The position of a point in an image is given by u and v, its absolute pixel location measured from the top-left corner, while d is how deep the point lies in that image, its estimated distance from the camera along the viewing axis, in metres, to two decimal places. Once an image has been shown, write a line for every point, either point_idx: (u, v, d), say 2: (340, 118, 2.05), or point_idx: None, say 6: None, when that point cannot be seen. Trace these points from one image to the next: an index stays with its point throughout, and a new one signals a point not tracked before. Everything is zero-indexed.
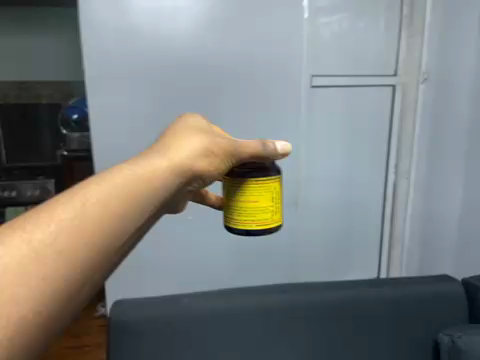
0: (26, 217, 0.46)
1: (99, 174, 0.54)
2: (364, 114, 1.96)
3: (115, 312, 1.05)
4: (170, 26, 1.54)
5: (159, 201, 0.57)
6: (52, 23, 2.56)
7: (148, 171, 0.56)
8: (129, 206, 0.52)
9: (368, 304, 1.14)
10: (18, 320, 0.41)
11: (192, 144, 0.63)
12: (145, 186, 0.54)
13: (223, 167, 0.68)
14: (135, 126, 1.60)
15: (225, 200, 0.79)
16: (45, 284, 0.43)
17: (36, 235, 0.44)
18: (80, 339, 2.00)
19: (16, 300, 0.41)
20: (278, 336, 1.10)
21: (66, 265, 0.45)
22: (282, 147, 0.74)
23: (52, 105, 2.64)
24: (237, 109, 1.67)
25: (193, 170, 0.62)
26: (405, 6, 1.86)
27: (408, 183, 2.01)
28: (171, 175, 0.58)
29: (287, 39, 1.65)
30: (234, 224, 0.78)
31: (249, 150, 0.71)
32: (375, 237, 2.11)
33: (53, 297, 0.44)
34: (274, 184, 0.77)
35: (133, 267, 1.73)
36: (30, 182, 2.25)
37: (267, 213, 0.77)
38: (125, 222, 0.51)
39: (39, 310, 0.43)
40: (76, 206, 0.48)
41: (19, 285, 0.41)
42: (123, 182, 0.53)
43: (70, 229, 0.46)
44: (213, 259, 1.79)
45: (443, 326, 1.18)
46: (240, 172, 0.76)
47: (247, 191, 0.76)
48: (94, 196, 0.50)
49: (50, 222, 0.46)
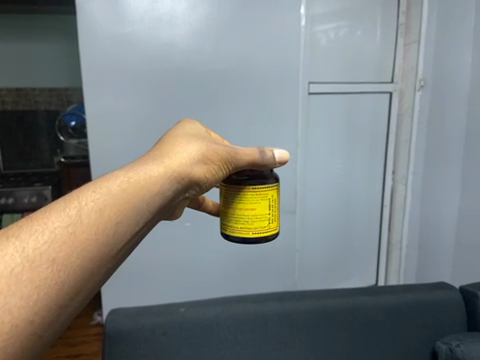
0: (20, 225, 0.46)
1: (95, 181, 0.54)
2: (362, 121, 1.98)
3: (110, 321, 1.04)
4: (167, 33, 1.55)
5: (154, 207, 0.56)
6: (51, 31, 2.57)
7: (144, 178, 0.56)
8: (124, 213, 0.52)
9: (365, 313, 1.14)
10: (10, 329, 0.40)
11: (189, 151, 0.63)
12: (141, 192, 0.54)
13: (220, 174, 0.68)
14: (132, 133, 1.60)
15: (223, 207, 0.79)
16: (38, 292, 0.42)
17: (30, 244, 0.44)
18: (76, 348, 1.98)
19: (8, 308, 0.40)
20: (275, 345, 1.09)
21: (60, 273, 0.44)
22: (279, 155, 0.74)
23: (50, 111, 2.64)
24: (234, 115, 1.68)
25: (190, 176, 0.62)
26: (401, 15, 1.91)
27: (405, 188, 1.97)
28: (167, 182, 0.58)
29: (283, 46, 1.66)
30: (230, 231, 0.78)
31: (247, 158, 0.71)
32: (374, 243, 2.16)
33: (46, 305, 0.43)
34: (271, 192, 0.77)
35: (130, 275, 1.72)
36: (27, 189, 2.24)
37: (264, 221, 0.77)
38: (121, 229, 0.51)
39: (31, 319, 0.42)
40: (70, 213, 0.48)
41: (11, 293, 0.41)
42: (118, 190, 0.53)
43: (65, 236, 0.46)
44: (210, 266, 1.78)
45: (442, 335, 1.17)
46: (237, 179, 0.75)
47: (244, 199, 0.75)
48: (89, 203, 0.50)
49: (44, 230, 0.45)
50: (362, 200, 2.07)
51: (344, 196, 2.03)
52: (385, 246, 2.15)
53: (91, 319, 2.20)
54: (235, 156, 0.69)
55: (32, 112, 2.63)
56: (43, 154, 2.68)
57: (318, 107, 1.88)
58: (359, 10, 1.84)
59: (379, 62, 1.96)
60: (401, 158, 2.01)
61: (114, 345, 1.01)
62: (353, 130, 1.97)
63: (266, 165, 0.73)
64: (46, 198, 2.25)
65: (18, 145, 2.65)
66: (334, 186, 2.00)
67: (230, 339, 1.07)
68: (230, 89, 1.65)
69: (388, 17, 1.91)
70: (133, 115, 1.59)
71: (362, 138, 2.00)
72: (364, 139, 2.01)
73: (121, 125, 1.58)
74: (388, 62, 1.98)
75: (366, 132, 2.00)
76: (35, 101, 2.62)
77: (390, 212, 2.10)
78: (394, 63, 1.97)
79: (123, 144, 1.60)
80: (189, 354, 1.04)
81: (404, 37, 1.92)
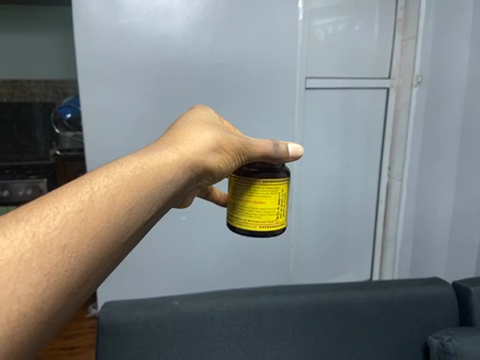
0: (31, 208, 0.46)
1: (108, 166, 0.54)
2: (358, 117, 1.98)
3: (103, 314, 1.04)
4: (164, 26, 1.53)
5: (167, 195, 0.56)
6: (46, 22, 2.53)
7: (158, 165, 0.56)
8: (137, 199, 0.52)
9: (358, 307, 1.15)
10: (19, 316, 0.40)
11: (204, 138, 0.63)
12: (154, 180, 0.54)
13: (233, 164, 0.68)
14: (126, 125, 1.59)
15: (231, 198, 0.79)
16: (47, 279, 0.42)
17: (40, 228, 0.44)
18: (71, 341, 1.98)
19: (17, 295, 0.40)
20: (269, 337, 1.09)
21: (70, 259, 0.44)
22: (293, 149, 0.74)
23: (46, 104, 2.63)
24: (230, 110, 1.67)
25: (204, 164, 0.62)
26: (399, 10, 1.91)
27: (401, 185, 1.98)
28: (181, 169, 0.58)
29: (279, 42, 1.65)
30: (237, 224, 0.78)
31: (260, 150, 0.71)
32: (368, 238, 2.18)
33: (54, 293, 0.43)
34: (281, 186, 0.76)
35: (125, 268, 1.72)
36: (22, 181, 2.22)
37: (272, 215, 0.76)
38: (132, 217, 0.51)
39: (40, 307, 0.42)
40: (82, 198, 0.48)
41: (20, 280, 0.41)
42: (132, 175, 0.53)
43: (76, 222, 0.46)
44: (205, 260, 1.79)
45: (433, 329, 1.18)
46: (247, 170, 0.75)
47: (254, 192, 0.75)
48: (102, 188, 0.50)
49: (55, 215, 0.45)
50: (357, 196, 2.08)
51: (340, 192, 2.04)
52: (380, 240, 2.16)
53: (86, 312, 2.20)
54: (248, 146, 0.69)
55: (28, 104, 2.62)
56: (38, 146, 2.68)
57: (315, 102, 1.88)
58: (357, 4, 1.83)
59: (377, 59, 1.95)
60: (397, 154, 2.02)
61: (108, 338, 1.02)
62: (349, 127, 1.97)
63: (279, 159, 0.73)
64: (41, 190, 2.23)
65: (14, 138, 2.64)
66: (330, 182, 2.00)
67: (224, 332, 1.07)
68: (229, 83, 1.64)
69: (386, 13, 1.91)
70: (129, 107, 1.58)
71: (359, 134, 2.00)
72: (360, 134, 2.00)
73: (117, 118, 1.57)
74: (385, 58, 1.97)
75: (362, 127, 2.00)
76: (30, 94, 2.61)
77: (385, 207, 2.12)
78: (392, 59, 1.97)
79: (120, 139, 1.59)
80: (183, 347, 1.04)
81: (402, 33, 1.92)
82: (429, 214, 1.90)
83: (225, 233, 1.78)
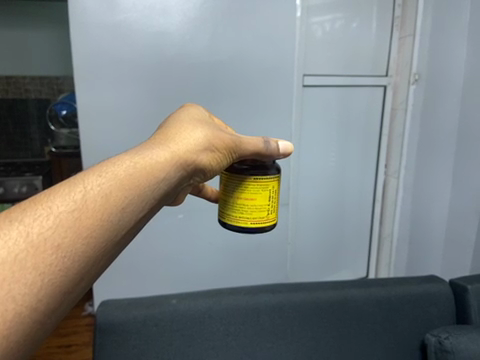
0: (24, 208, 0.45)
1: (100, 165, 0.53)
2: (355, 115, 1.98)
3: (100, 313, 1.03)
4: (161, 23, 1.52)
5: (159, 194, 0.56)
6: (43, 17, 2.51)
7: (149, 164, 0.55)
8: (129, 197, 0.51)
9: (356, 305, 1.15)
10: (14, 316, 0.40)
11: (195, 137, 0.63)
12: (147, 178, 0.54)
13: (224, 162, 0.67)
14: (123, 122, 1.58)
15: (222, 194, 0.79)
16: (42, 279, 0.42)
17: (34, 229, 0.43)
18: (66, 339, 1.97)
19: (12, 295, 0.40)
20: (267, 335, 1.09)
21: (64, 259, 0.44)
22: (283, 146, 0.73)
23: (41, 100, 2.61)
24: (227, 108, 1.66)
25: (195, 163, 0.62)
26: (397, 8, 1.91)
27: (397, 182, 2.01)
28: (173, 167, 0.58)
29: (277, 40, 1.65)
30: (229, 220, 0.77)
31: (251, 148, 0.70)
32: (365, 235, 2.19)
33: (50, 292, 0.42)
34: (271, 183, 0.76)
35: (122, 266, 1.71)
36: (17, 178, 2.20)
37: (263, 212, 0.76)
38: (126, 216, 0.51)
39: (35, 306, 0.41)
40: (75, 198, 0.47)
41: (15, 280, 0.40)
42: (124, 175, 0.52)
43: (70, 222, 0.45)
44: (202, 258, 1.79)
45: (430, 327, 1.19)
46: (238, 167, 0.75)
47: (245, 189, 0.75)
48: (95, 187, 0.49)
49: (49, 215, 0.45)
50: (354, 194, 2.09)
51: (336, 190, 2.04)
52: (376, 238, 2.18)
53: (83, 310, 2.19)
54: (239, 144, 0.68)
55: (23, 101, 2.59)
56: (33, 143, 2.65)
57: (313, 100, 1.88)
58: (355, 2, 1.83)
59: (375, 57, 1.96)
60: (394, 153, 2.02)
61: (105, 337, 1.01)
62: (347, 125, 1.98)
63: (270, 156, 0.73)
64: (37, 188, 2.22)
65: (9, 134, 2.62)
66: (327, 180, 2.01)
67: (222, 330, 1.07)
68: (226, 82, 1.64)
69: (384, 11, 1.91)
70: (126, 106, 1.57)
71: (356, 133, 2.01)
72: (357, 131, 2.01)
73: (113, 116, 1.56)
74: (383, 56, 1.97)
75: (360, 124, 2.01)
76: (25, 90, 2.58)
77: (381, 206, 2.13)
78: (389, 57, 1.97)
79: (117, 136, 1.58)
80: (181, 346, 1.04)
81: (399, 31, 1.92)
82: (425, 212, 1.91)
83: (221, 231, 1.77)
